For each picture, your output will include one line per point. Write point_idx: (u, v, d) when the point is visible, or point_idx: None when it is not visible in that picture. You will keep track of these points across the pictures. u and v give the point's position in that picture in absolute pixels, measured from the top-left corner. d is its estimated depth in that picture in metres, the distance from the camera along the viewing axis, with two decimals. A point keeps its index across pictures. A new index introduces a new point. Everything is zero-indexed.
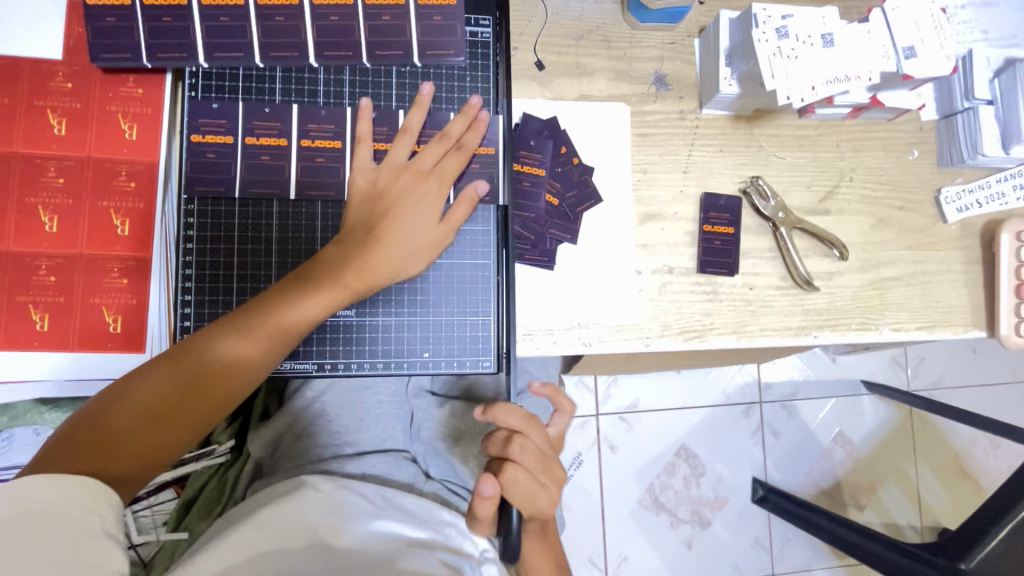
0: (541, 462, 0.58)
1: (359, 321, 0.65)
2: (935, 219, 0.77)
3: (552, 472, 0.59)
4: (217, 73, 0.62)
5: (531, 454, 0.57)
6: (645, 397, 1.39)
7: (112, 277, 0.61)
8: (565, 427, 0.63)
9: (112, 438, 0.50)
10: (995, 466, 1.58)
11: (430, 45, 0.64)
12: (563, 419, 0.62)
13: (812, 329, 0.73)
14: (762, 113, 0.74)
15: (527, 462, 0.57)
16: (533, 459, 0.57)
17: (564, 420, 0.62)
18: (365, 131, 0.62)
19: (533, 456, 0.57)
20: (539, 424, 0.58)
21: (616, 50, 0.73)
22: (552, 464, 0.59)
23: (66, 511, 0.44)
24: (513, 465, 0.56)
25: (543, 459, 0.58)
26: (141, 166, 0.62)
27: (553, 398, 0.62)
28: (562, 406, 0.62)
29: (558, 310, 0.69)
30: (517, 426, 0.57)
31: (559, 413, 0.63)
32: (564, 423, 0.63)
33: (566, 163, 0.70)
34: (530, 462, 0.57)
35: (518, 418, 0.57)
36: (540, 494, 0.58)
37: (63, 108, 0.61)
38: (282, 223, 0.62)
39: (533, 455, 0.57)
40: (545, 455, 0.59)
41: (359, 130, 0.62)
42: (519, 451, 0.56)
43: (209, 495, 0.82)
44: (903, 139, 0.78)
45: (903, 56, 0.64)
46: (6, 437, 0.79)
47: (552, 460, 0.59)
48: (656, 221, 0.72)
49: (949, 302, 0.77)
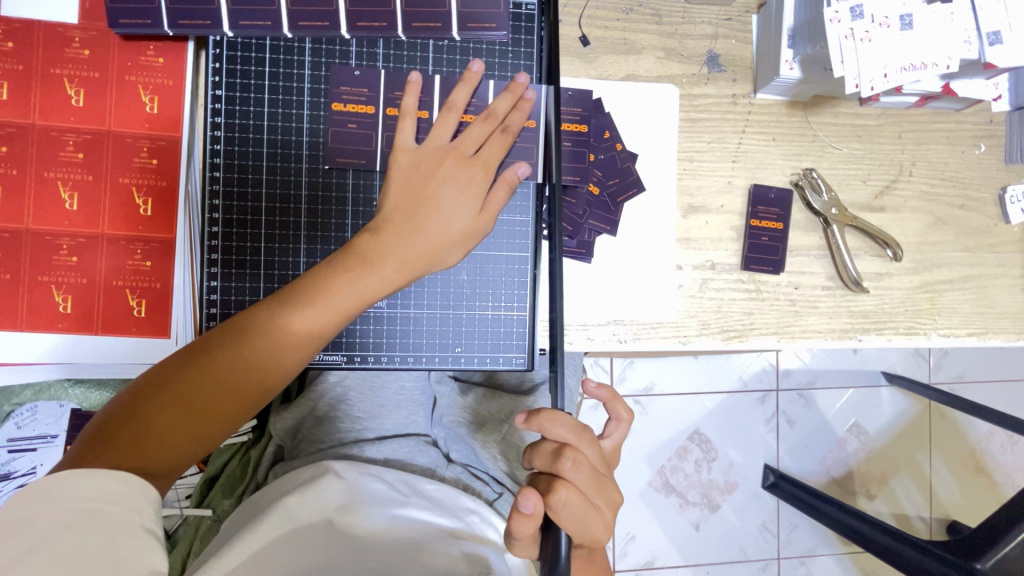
0: (596, 480, 0.51)
1: (390, 312, 0.62)
2: (997, 219, 0.73)
3: (607, 492, 0.52)
4: (243, 42, 0.57)
5: (586, 471, 0.50)
6: (662, 381, 1.38)
7: (135, 259, 0.58)
8: (622, 436, 0.59)
9: (147, 431, 0.47)
10: (1012, 462, 1.56)
11: (470, 18, 0.59)
12: (619, 428, 0.58)
13: (857, 332, 0.70)
14: (821, 99, 0.69)
15: (580, 481, 0.49)
16: (587, 480, 0.50)
17: (620, 429, 0.58)
18: (411, 106, 0.57)
19: (587, 473, 0.50)
20: (592, 437, 0.52)
21: (667, 25, 0.67)
22: (607, 483, 0.52)
23: (102, 508, 0.42)
24: (564, 482, 0.49)
25: (597, 479, 0.51)
26: (163, 142, 0.58)
27: (609, 406, 0.57)
28: (619, 415, 0.58)
29: (594, 304, 0.66)
30: (571, 439, 0.50)
31: (615, 421, 0.58)
32: (620, 432, 0.58)
33: (608, 149, 0.66)
34: (584, 480, 0.50)
35: (571, 430, 0.50)
36: (594, 516, 0.50)
37: (80, 77, 0.57)
38: (311, 205, 0.59)
39: (587, 473, 0.50)
40: (600, 473, 0.52)
41: (406, 104, 0.57)
42: (572, 467, 0.49)
43: (233, 473, 0.83)
44: (969, 132, 0.72)
45: (987, 42, 0.57)
46: (30, 408, 0.79)
47: (607, 479, 0.52)
48: (701, 213, 0.68)
49: (1003, 308, 0.73)
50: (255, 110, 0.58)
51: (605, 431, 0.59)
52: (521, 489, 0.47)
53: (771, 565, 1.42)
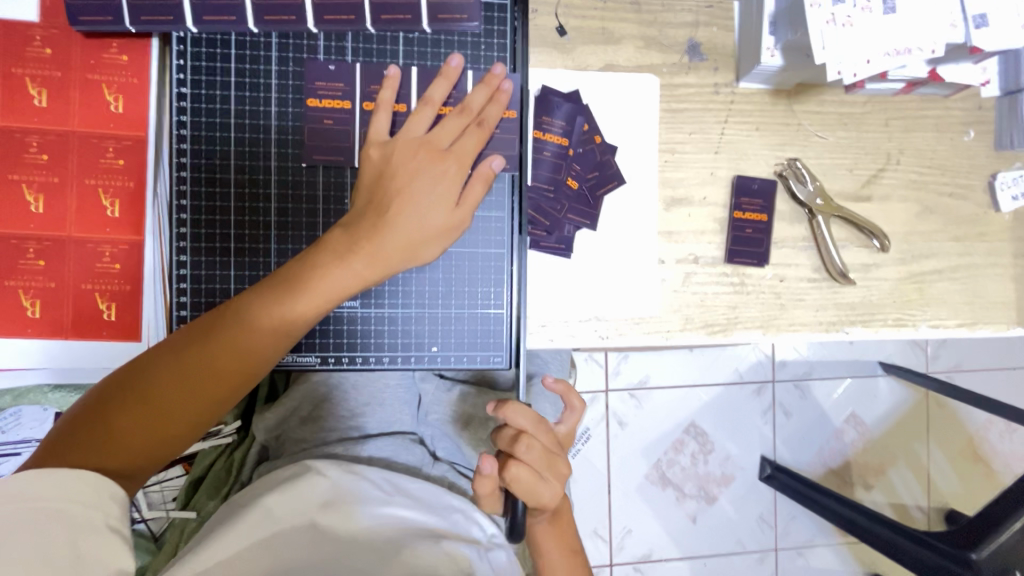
0: (550, 460, 0.51)
1: (365, 311, 0.61)
2: (987, 207, 0.71)
3: (559, 471, 0.52)
4: (208, 39, 0.56)
5: (539, 454, 0.50)
6: (656, 374, 1.36)
7: (104, 262, 0.57)
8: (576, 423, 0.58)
9: (114, 432, 0.47)
10: (1010, 451, 1.55)
11: (441, 10, 0.57)
12: (574, 416, 0.57)
13: (845, 325, 0.69)
14: (805, 87, 0.67)
15: (535, 464, 0.50)
16: (542, 461, 0.50)
17: (574, 417, 0.58)
18: (388, 99, 0.57)
19: (541, 457, 0.50)
20: (547, 426, 0.52)
21: (646, 14, 0.66)
22: (559, 460, 0.53)
23: (62, 507, 0.41)
24: (518, 465, 0.49)
25: (552, 460, 0.52)
26: (129, 142, 0.57)
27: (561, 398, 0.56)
28: (572, 405, 0.57)
29: (576, 300, 0.65)
30: (527, 427, 0.50)
31: (570, 410, 0.57)
32: (574, 419, 0.58)
33: (587, 142, 0.65)
34: (538, 464, 0.50)
35: (527, 419, 0.50)
36: (549, 497, 0.51)
37: (43, 77, 0.56)
38: (281, 204, 0.58)
39: (541, 457, 0.50)
40: (556, 455, 0.52)
41: (383, 98, 0.57)
42: (526, 451, 0.49)
43: (217, 475, 0.82)
44: (959, 118, 0.71)
45: (974, 25, 0.55)
46: (13, 413, 0.79)
47: (562, 461, 0.53)
48: (683, 206, 0.67)
49: (994, 297, 0.71)
50: (222, 108, 0.57)
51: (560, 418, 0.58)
52: (481, 455, 0.50)
53: (769, 556, 1.41)
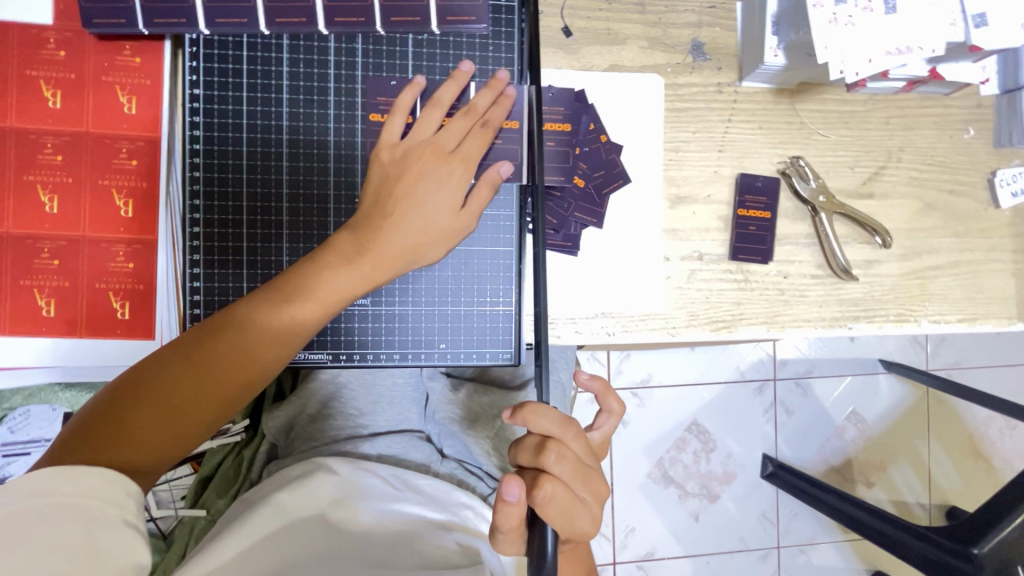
0: (582, 472, 0.50)
1: (375, 309, 0.62)
2: (987, 204, 0.72)
3: (593, 485, 0.51)
4: (219, 40, 0.57)
5: (570, 464, 0.50)
6: (658, 373, 1.37)
7: (118, 261, 0.58)
8: (613, 428, 0.58)
9: (125, 430, 0.47)
10: (1010, 447, 1.56)
11: (448, 11, 0.58)
12: (610, 421, 0.58)
13: (848, 320, 0.70)
14: (807, 86, 0.68)
15: (566, 475, 0.49)
16: (574, 473, 0.50)
17: (610, 421, 0.58)
18: (404, 103, 0.57)
19: (573, 467, 0.50)
20: (576, 430, 0.51)
21: (650, 15, 0.66)
22: (594, 475, 0.51)
23: (81, 503, 0.42)
24: (549, 478, 0.48)
25: (584, 472, 0.51)
26: (142, 143, 0.58)
27: (601, 398, 0.57)
28: (610, 407, 0.57)
29: (582, 297, 0.66)
30: (554, 432, 0.50)
31: (606, 413, 0.58)
32: (610, 425, 0.58)
33: (594, 141, 0.66)
34: (569, 474, 0.49)
35: (556, 423, 0.50)
36: (580, 510, 0.50)
37: (56, 79, 0.57)
38: (292, 203, 0.59)
39: (572, 467, 0.50)
40: (587, 467, 0.51)
41: (401, 102, 0.58)
42: (555, 460, 0.49)
43: (226, 473, 0.83)
44: (959, 116, 0.72)
45: (974, 24, 0.56)
46: (23, 413, 0.79)
47: (595, 472, 0.52)
48: (688, 203, 0.68)
49: (994, 293, 0.72)
50: (234, 109, 0.58)
51: (595, 423, 0.58)
52: (504, 476, 0.47)
53: (772, 553, 1.42)
